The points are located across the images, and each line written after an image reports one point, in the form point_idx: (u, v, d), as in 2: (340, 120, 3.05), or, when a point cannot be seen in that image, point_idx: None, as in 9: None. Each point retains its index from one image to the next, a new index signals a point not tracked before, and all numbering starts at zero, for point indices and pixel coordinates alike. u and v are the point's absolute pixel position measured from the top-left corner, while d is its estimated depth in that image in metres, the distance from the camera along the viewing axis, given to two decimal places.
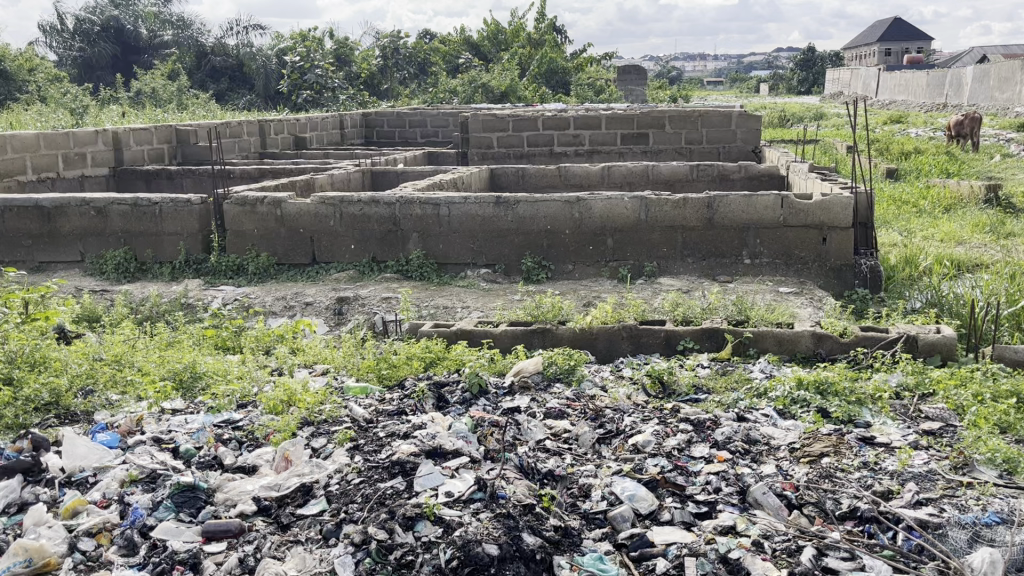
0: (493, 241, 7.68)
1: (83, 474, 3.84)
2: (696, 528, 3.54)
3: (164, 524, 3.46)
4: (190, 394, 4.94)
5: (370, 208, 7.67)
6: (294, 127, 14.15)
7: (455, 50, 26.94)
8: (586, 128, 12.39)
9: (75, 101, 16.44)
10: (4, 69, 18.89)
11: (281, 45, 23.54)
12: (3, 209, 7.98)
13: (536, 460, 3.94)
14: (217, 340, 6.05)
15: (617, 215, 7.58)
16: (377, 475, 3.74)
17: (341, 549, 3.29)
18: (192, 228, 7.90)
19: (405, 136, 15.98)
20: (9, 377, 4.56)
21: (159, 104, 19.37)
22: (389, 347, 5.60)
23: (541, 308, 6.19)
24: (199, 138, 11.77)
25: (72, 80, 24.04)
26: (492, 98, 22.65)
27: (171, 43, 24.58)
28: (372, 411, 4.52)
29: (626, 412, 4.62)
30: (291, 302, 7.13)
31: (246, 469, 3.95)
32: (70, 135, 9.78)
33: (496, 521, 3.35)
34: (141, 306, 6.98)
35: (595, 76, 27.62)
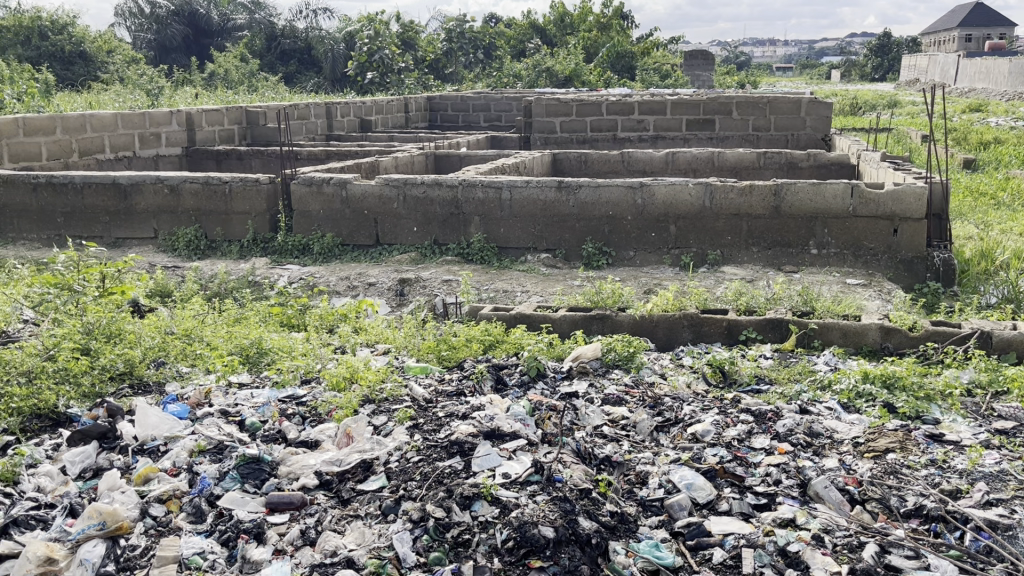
0: (555, 226, 7.67)
1: (154, 442, 3.98)
2: (755, 519, 3.50)
3: (230, 494, 3.57)
4: (257, 368, 5.07)
5: (433, 191, 7.72)
6: (360, 110, 14.32)
7: (522, 33, 26.84)
8: (651, 113, 12.26)
9: (151, 82, 16.93)
10: (84, 51, 19.53)
11: (349, 28, 23.84)
12: (82, 185, 8.25)
13: (593, 446, 3.94)
14: (284, 318, 6.20)
15: (680, 202, 7.49)
16: (436, 454, 3.79)
17: (399, 526, 3.34)
18: (260, 208, 8.08)
19: (468, 120, 16.12)
20: (85, 348, 4.73)
21: (230, 86, 19.79)
22: (449, 329, 5.66)
23: (601, 294, 6.17)
24: (268, 119, 11.99)
25: (148, 62, 24.73)
26: (556, 82, 22.58)
27: (244, 26, 25.12)
28: (432, 390, 4.58)
29: (685, 400, 4.59)
30: (354, 282, 7.24)
31: (308, 443, 4.04)
32: (146, 115, 10.06)
33: (553, 504, 3.36)
34: (211, 282, 7.16)
35: (661, 61, 27.26)
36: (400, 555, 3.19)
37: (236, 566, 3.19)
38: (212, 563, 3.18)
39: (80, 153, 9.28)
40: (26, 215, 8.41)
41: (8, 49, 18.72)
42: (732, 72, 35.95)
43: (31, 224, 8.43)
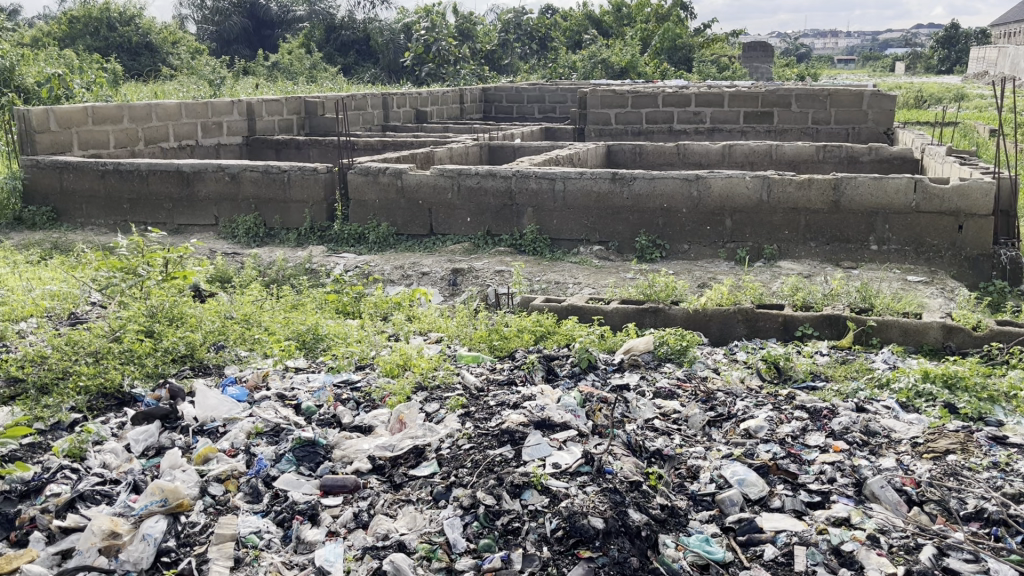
0: (608, 218, 7.63)
1: (213, 424, 4.09)
2: (808, 517, 3.46)
3: (286, 476, 3.65)
4: (313, 353, 5.16)
5: (487, 181, 7.75)
6: (416, 101, 14.41)
7: (579, 24, 26.68)
8: (708, 106, 12.12)
9: (214, 72, 17.28)
10: (150, 42, 20.00)
11: (407, 20, 24.02)
12: (148, 172, 8.48)
13: (644, 438, 3.93)
14: (339, 305, 6.30)
15: (737, 195, 7.40)
16: (487, 442, 3.82)
17: (450, 511, 3.38)
18: (317, 196, 8.20)
19: (523, 111, 16.12)
20: (149, 331, 4.87)
21: (290, 76, 20.07)
22: (501, 319, 5.68)
23: (655, 287, 6.12)
24: (326, 110, 12.15)
25: (211, 53, 25.23)
26: (612, 74, 22.41)
27: (304, 17, 25.48)
28: (483, 379, 4.62)
29: (738, 395, 4.55)
30: (409, 271, 7.31)
31: (362, 428, 4.10)
32: (209, 105, 10.29)
33: (603, 495, 3.36)
34: (269, 269, 7.29)
35: (720, 52, 26.84)
36: (450, 541, 3.23)
37: (291, 546, 3.27)
38: (268, 543, 3.27)
39: (145, 141, 9.54)
40: (95, 201, 8.69)
41: (78, 40, 19.32)
42: (793, 63, 35.21)
43: (99, 210, 8.70)
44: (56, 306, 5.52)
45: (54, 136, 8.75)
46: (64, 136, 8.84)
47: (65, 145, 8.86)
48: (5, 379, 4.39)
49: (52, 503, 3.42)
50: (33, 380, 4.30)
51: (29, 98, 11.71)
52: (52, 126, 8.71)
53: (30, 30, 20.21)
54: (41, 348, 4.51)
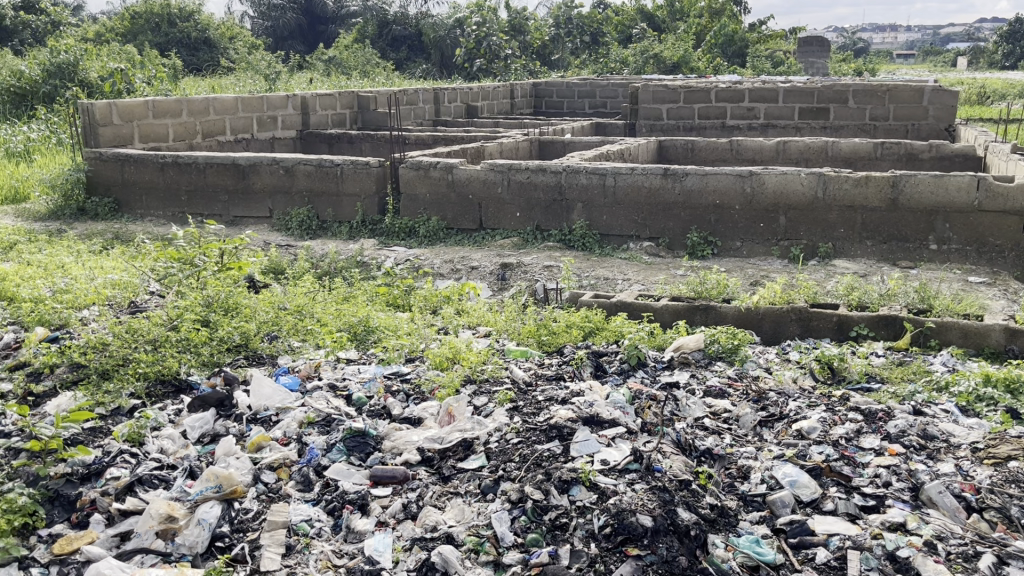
0: (659, 215, 7.56)
1: (267, 412, 4.16)
2: (862, 521, 3.39)
3: (336, 465, 3.70)
4: (364, 345, 5.22)
5: (537, 176, 7.74)
6: (467, 96, 14.45)
7: (630, 19, 26.37)
8: (762, 101, 11.94)
9: (268, 67, 17.54)
10: (209, 37, 20.39)
11: (458, 14, 24.11)
12: (205, 165, 8.65)
13: (694, 437, 3.89)
14: (390, 298, 6.35)
15: (792, 192, 7.27)
16: (535, 437, 3.82)
17: (498, 505, 3.39)
18: (370, 190, 8.28)
19: (574, 107, 16.09)
20: (205, 320, 4.98)
21: (344, 71, 20.27)
22: (550, 314, 5.67)
23: (706, 284, 6.05)
24: (378, 104, 12.25)
25: (267, 48, 25.61)
26: (664, 69, 22.18)
27: (358, 13, 25.71)
28: (532, 374, 4.62)
29: (791, 395, 4.47)
30: (458, 265, 7.34)
31: (412, 420, 4.14)
32: (265, 99, 10.45)
33: (651, 493, 3.34)
34: (322, 261, 7.36)
35: (775, 48, 26.34)
36: (498, 534, 3.24)
37: (341, 535, 3.32)
38: (319, 531, 3.32)
39: (203, 135, 9.73)
40: (154, 193, 8.89)
41: (140, 35, 19.75)
42: (850, 58, 34.42)
43: (158, 202, 8.91)
44: (116, 294, 5.67)
45: (116, 130, 8.99)
46: (125, 129, 9.08)
47: (126, 138, 9.10)
48: (68, 365, 4.53)
49: (112, 487, 3.52)
50: (95, 366, 4.43)
51: (92, 92, 12.03)
52: (114, 119, 8.94)
53: (94, 26, 20.72)
54: (102, 335, 4.65)
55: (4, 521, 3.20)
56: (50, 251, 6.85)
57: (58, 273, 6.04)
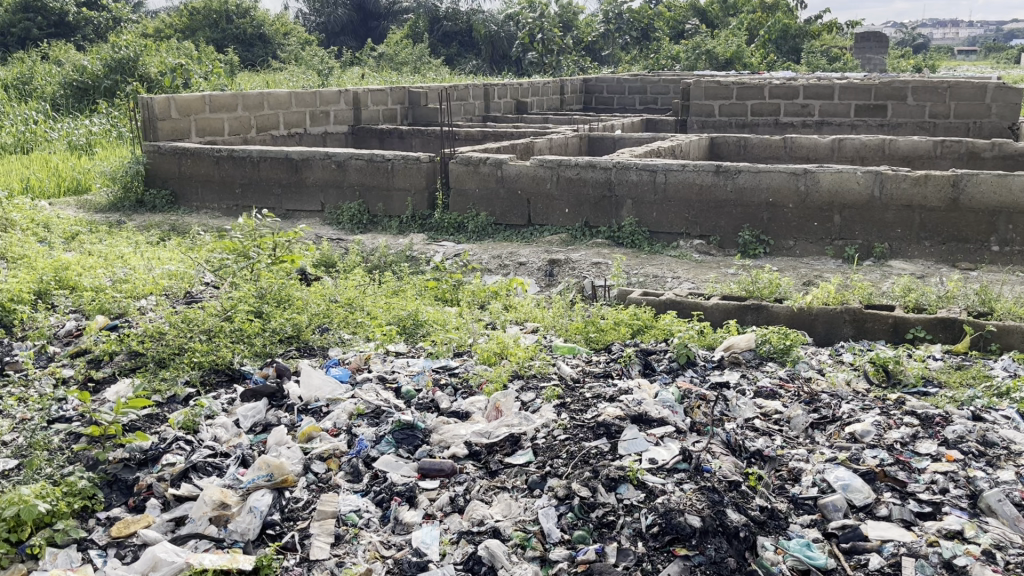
0: (710, 212, 7.47)
1: (317, 403, 4.21)
2: (918, 528, 3.31)
3: (385, 457, 3.73)
4: (412, 338, 5.26)
5: (587, 172, 7.71)
6: (517, 92, 14.44)
7: (682, 14, 25.98)
8: (817, 98, 11.74)
9: (322, 63, 17.74)
10: (263, 33, 20.74)
11: (510, 10, 24.11)
12: (259, 159, 8.79)
13: (744, 438, 3.84)
14: (438, 292, 6.38)
15: (847, 191, 7.12)
16: (583, 434, 3.81)
17: (545, 501, 3.39)
18: (420, 185, 8.33)
19: (624, 103, 15.99)
20: (259, 311, 5.08)
21: (394, 66, 20.40)
22: (598, 311, 5.64)
23: (758, 283, 5.97)
24: (429, 100, 12.30)
25: (320, 43, 25.89)
26: (716, 65, 21.89)
27: (410, 9, 25.86)
28: (580, 371, 4.60)
29: (844, 398, 4.38)
30: (506, 260, 7.35)
31: (460, 414, 4.15)
32: (317, 95, 10.57)
33: (700, 493, 3.31)
34: (372, 256, 7.42)
35: (830, 43, 25.67)
36: (545, 530, 3.24)
37: (389, 526, 3.35)
38: (368, 522, 3.35)
39: (257, 129, 9.91)
40: (210, 186, 9.07)
41: (198, 31, 20.08)
42: (908, 54, 33.60)
43: (214, 195, 9.09)
44: (173, 284, 5.79)
45: (175, 123, 9.21)
46: (183, 123, 9.29)
47: (183, 132, 9.31)
48: (127, 353, 4.65)
49: (168, 472, 3.59)
50: (152, 354, 4.53)
51: (151, 86, 12.37)
52: (172, 113, 9.17)
53: (153, 22, 21.15)
54: (159, 325, 4.77)
55: (63, 503, 3.31)
56: (110, 242, 7.03)
57: (118, 263, 6.19)
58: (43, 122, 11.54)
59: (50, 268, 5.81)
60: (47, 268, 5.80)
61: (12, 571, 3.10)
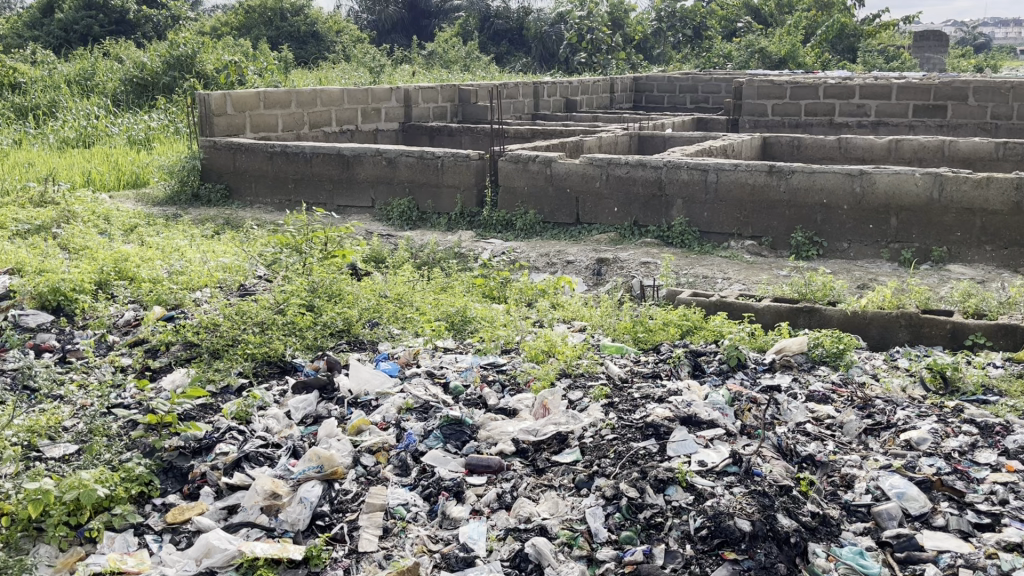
0: (763, 213, 7.37)
1: (367, 396, 4.25)
2: (975, 539, 3.23)
3: (433, 452, 3.75)
4: (461, 334, 5.29)
5: (637, 171, 7.66)
6: (567, 90, 14.40)
7: (736, 13, 25.62)
8: (874, 98, 11.50)
9: (373, 60, 17.94)
10: (316, 31, 21.02)
11: (561, 9, 24.11)
12: (312, 154, 8.90)
13: (796, 443, 3.77)
14: (486, 290, 6.39)
15: (905, 193, 6.96)
16: (631, 434, 3.78)
17: (593, 500, 3.37)
18: (469, 182, 8.35)
19: (674, 102, 15.82)
20: (310, 305, 5.15)
21: (445, 64, 20.49)
22: (646, 311, 5.60)
23: (811, 286, 5.85)
24: (479, 98, 12.33)
25: (372, 41, 26.17)
26: (769, 64, 21.57)
27: (461, 7, 26.01)
28: (628, 370, 4.58)
29: (899, 404, 4.28)
30: (554, 259, 7.34)
31: (507, 411, 4.16)
32: (370, 92, 10.67)
33: (750, 497, 3.27)
34: (421, 251, 7.45)
35: (888, 41, 25.08)
36: (592, 530, 3.22)
37: (436, 521, 3.36)
38: (415, 515, 3.37)
39: (310, 126, 10.05)
40: (263, 181, 9.22)
41: (254, 29, 20.50)
42: (969, 54, 32.66)
43: (267, 190, 9.23)
44: (227, 277, 5.89)
45: (230, 119, 9.41)
46: (238, 119, 9.49)
47: (238, 127, 9.50)
48: (182, 343, 4.75)
49: (221, 461, 3.67)
50: (207, 345, 4.63)
51: (208, 83, 12.66)
52: (228, 109, 9.36)
53: (210, 19, 21.60)
54: (214, 316, 4.86)
55: (121, 488, 3.39)
56: (167, 235, 7.18)
57: (175, 255, 6.32)
58: (104, 117, 11.84)
59: (110, 260, 5.94)
60: (107, 259, 5.95)
61: (71, 554, 3.17)
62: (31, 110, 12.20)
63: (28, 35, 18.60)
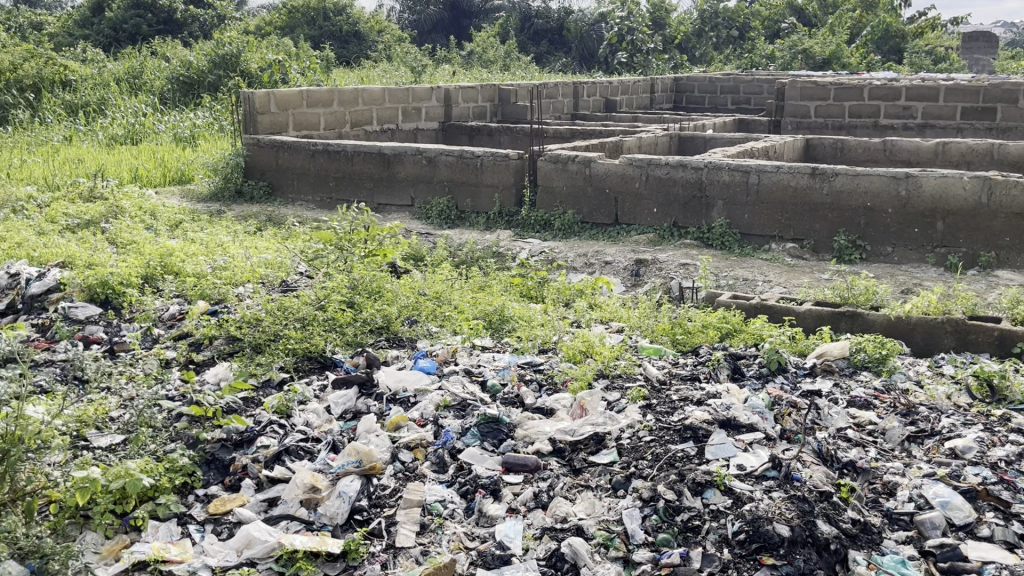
0: (805, 215, 7.28)
1: (405, 393, 4.28)
2: (1022, 551, 3.16)
3: (470, 449, 3.77)
4: (498, 333, 5.31)
5: (677, 172, 7.61)
6: (607, 90, 14.35)
7: (779, 13, 25.35)
8: (920, 100, 11.31)
9: (414, 59, 18.09)
10: (358, 30, 21.21)
11: (602, 10, 24.04)
12: (353, 153, 8.98)
13: (837, 448, 3.72)
14: (524, 289, 6.40)
15: (952, 196, 6.83)
16: (669, 436, 3.77)
17: (630, 502, 3.36)
18: (509, 182, 8.37)
19: (715, 102, 15.70)
20: (350, 302, 5.21)
21: (485, 64, 20.54)
22: (685, 313, 5.57)
23: (853, 290, 5.79)
24: (519, 97, 12.34)
25: (413, 41, 26.38)
26: (813, 65, 21.32)
27: (502, 7, 26.08)
28: (666, 372, 4.55)
29: (944, 412, 4.20)
30: (592, 259, 7.32)
31: (544, 410, 4.16)
32: (410, 91, 10.74)
33: (790, 502, 3.25)
34: (459, 250, 7.49)
35: (936, 42, 24.65)
36: (628, 531, 3.21)
37: (473, 518, 3.38)
38: (452, 512, 3.40)
39: (352, 124, 10.14)
40: (305, 179, 9.33)
41: (297, 29, 20.77)
42: (1019, 55, 31.98)
43: (309, 187, 9.34)
44: (270, 273, 5.97)
45: (274, 117, 9.54)
46: (281, 117, 9.61)
47: (282, 126, 9.63)
48: (225, 338, 4.83)
49: (262, 455, 3.73)
50: (249, 340, 4.70)
51: (252, 82, 12.85)
52: (272, 107, 9.49)
53: (254, 19, 21.96)
54: (257, 311, 4.94)
55: (165, 479, 3.47)
56: (211, 230, 7.30)
57: (219, 251, 6.43)
58: (151, 115, 12.07)
59: (156, 254, 6.06)
60: (154, 254, 6.07)
61: (117, 541, 3.23)
62: (81, 107, 12.48)
63: (79, 34, 19.07)
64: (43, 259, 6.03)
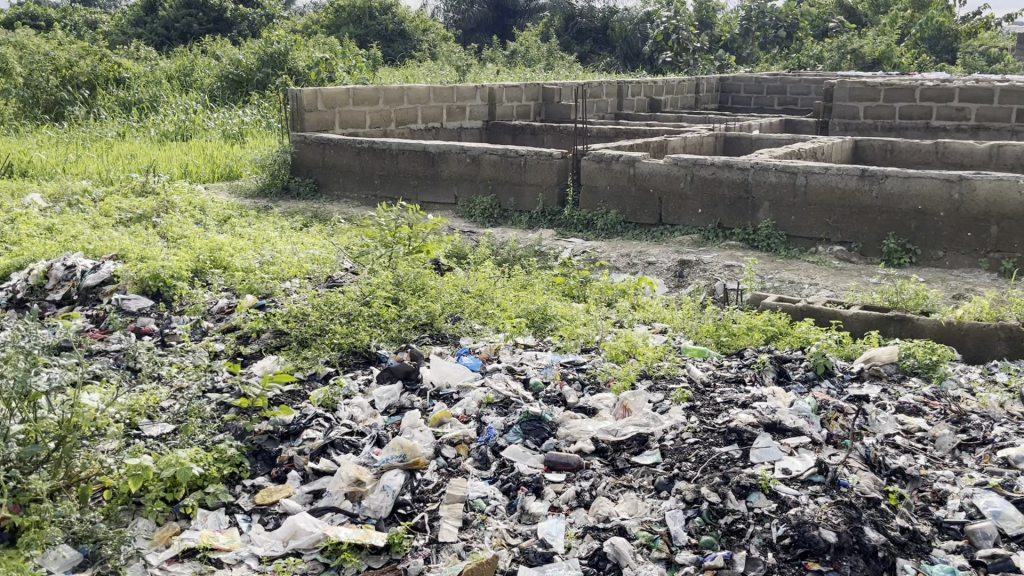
0: (853, 218, 7.16)
1: (449, 390, 4.30)
2: None
3: (513, 447, 3.77)
4: (541, 332, 5.31)
5: (722, 173, 7.54)
6: (652, 89, 14.26)
7: (827, 13, 24.95)
8: (974, 101, 11.04)
9: (458, 58, 18.17)
10: (403, 29, 21.35)
11: (647, 10, 23.90)
12: (398, 151, 9.05)
13: (885, 454, 3.66)
14: (566, 289, 6.40)
15: (1007, 201, 6.66)
16: (713, 438, 3.73)
17: (672, 503, 3.34)
18: (552, 181, 8.36)
19: (762, 102, 15.52)
20: (395, 297, 5.25)
21: (528, 63, 20.54)
22: (729, 314, 5.51)
23: (903, 294, 5.69)
24: (563, 96, 12.31)
25: (457, 40, 26.49)
26: (863, 65, 20.99)
27: (545, 7, 26.05)
28: (711, 374, 4.51)
29: (997, 420, 4.10)
30: (635, 259, 7.29)
31: (587, 410, 4.15)
32: (455, 90, 10.78)
33: (837, 508, 3.21)
34: (501, 249, 7.50)
35: (990, 42, 24.07)
36: (671, 533, 3.20)
37: (515, 515, 3.38)
38: (494, 509, 3.41)
39: (396, 122, 10.22)
40: (350, 176, 9.43)
41: (343, 28, 20.97)
42: None
43: (354, 184, 9.44)
44: (316, 268, 6.04)
45: (320, 115, 9.65)
46: (328, 115, 9.72)
47: (328, 123, 9.74)
48: (272, 331, 4.90)
49: (308, 447, 3.77)
50: (296, 334, 4.77)
51: (299, 80, 13.01)
52: (319, 105, 9.60)
53: (302, 19, 22.26)
54: (303, 306, 5.01)
55: (214, 468, 3.54)
56: (258, 226, 7.41)
57: (266, 246, 6.52)
58: (201, 112, 12.28)
59: (206, 249, 6.17)
60: (203, 249, 6.18)
61: (167, 528, 3.30)
62: (134, 104, 12.75)
63: (132, 33, 19.47)
64: (97, 251, 6.17)
